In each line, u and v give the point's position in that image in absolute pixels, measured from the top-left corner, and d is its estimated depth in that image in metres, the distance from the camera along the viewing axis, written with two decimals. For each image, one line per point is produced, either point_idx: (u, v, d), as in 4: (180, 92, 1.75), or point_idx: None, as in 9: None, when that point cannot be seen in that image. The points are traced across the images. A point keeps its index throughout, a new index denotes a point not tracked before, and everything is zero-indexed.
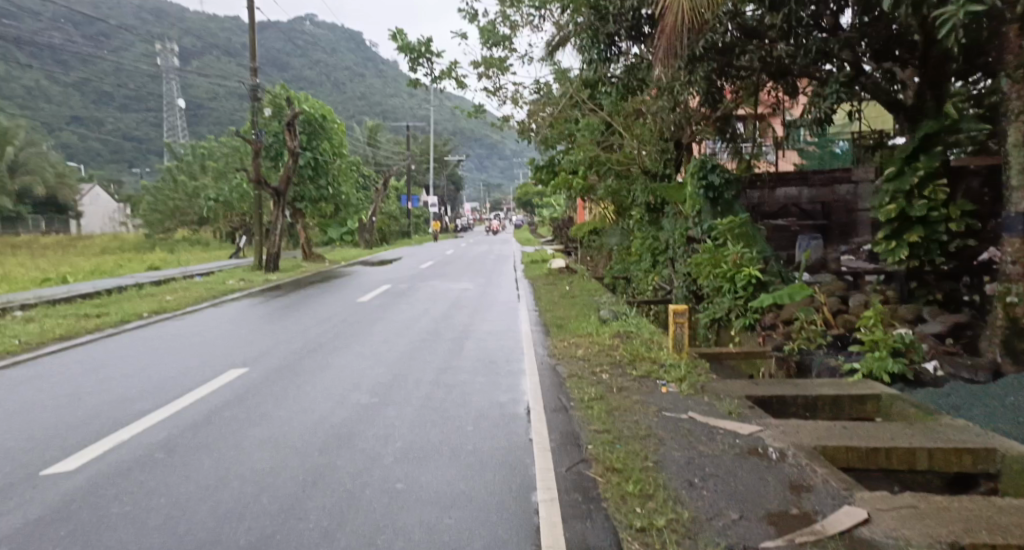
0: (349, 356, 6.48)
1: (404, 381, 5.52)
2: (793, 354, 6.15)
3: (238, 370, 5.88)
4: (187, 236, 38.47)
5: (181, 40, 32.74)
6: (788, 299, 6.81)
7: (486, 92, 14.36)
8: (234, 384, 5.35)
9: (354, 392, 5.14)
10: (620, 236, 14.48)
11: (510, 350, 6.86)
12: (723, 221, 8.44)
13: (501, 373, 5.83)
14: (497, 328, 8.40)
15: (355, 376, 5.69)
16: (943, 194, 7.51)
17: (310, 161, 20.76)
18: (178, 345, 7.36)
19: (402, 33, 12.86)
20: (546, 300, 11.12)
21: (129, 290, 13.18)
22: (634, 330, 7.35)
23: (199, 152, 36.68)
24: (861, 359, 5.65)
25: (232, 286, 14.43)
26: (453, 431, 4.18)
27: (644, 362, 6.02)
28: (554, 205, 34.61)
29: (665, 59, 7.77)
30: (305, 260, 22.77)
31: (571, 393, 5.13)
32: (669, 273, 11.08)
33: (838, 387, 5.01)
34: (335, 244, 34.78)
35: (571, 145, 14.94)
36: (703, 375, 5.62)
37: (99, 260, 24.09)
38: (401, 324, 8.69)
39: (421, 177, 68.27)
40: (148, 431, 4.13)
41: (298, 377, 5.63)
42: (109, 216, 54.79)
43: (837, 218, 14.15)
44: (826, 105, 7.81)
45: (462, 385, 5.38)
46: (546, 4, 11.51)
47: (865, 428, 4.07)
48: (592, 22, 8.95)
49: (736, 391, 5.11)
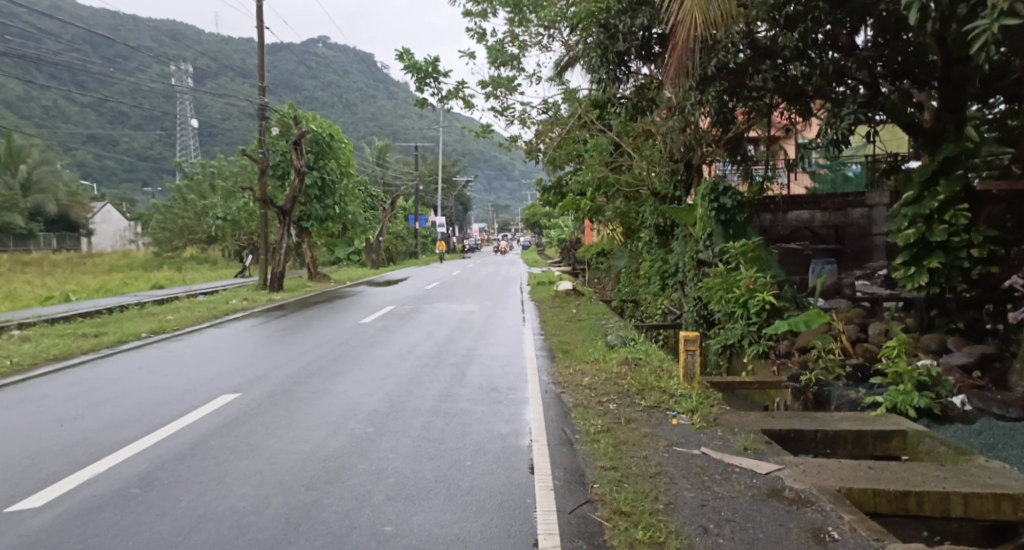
0: (347, 382, 6.25)
1: (402, 409, 5.28)
2: (811, 385, 5.84)
3: (230, 396, 5.65)
4: (196, 255, 38.58)
5: (196, 61, 33.22)
6: (804, 326, 6.49)
7: (493, 112, 14.30)
8: (224, 411, 5.11)
9: (349, 420, 4.91)
10: (628, 259, 14.23)
11: (514, 377, 6.61)
12: (735, 244, 8.17)
13: (504, 401, 5.57)
14: (501, 353, 8.14)
15: (351, 403, 5.45)
16: (965, 219, 7.24)
17: (317, 180, 20.75)
18: (173, 367, 7.16)
19: (409, 53, 12.86)
20: (552, 324, 10.89)
21: (131, 309, 13.05)
22: (643, 356, 7.08)
23: (209, 171, 36.94)
24: (884, 391, 5.34)
25: (234, 305, 14.29)
26: (450, 466, 3.93)
27: (653, 392, 5.72)
28: (561, 227, 34.49)
29: (677, 77, 7.61)
30: (310, 280, 22.66)
31: (576, 425, 4.86)
32: (678, 297, 10.83)
33: (861, 422, 4.71)
34: (342, 264, 34.77)
35: (579, 166, 14.83)
36: (715, 406, 5.34)
37: (107, 278, 24.12)
38: (403, 348, 8.46)
39: (430, 198, 68.68)
40: (127, 463, 3.90)
41: (292, 404, 5.40)
42: (120, 234, 55.22)
43: (852, 242, 13.88)
44: (843, 124, 7.63)
45: (462, 415, 5.13)
46: (554, 25, 11.45)
47: (893, 469, 3.78)
48: (601, 41, 8.85)
49: (751, 424, 4.83)
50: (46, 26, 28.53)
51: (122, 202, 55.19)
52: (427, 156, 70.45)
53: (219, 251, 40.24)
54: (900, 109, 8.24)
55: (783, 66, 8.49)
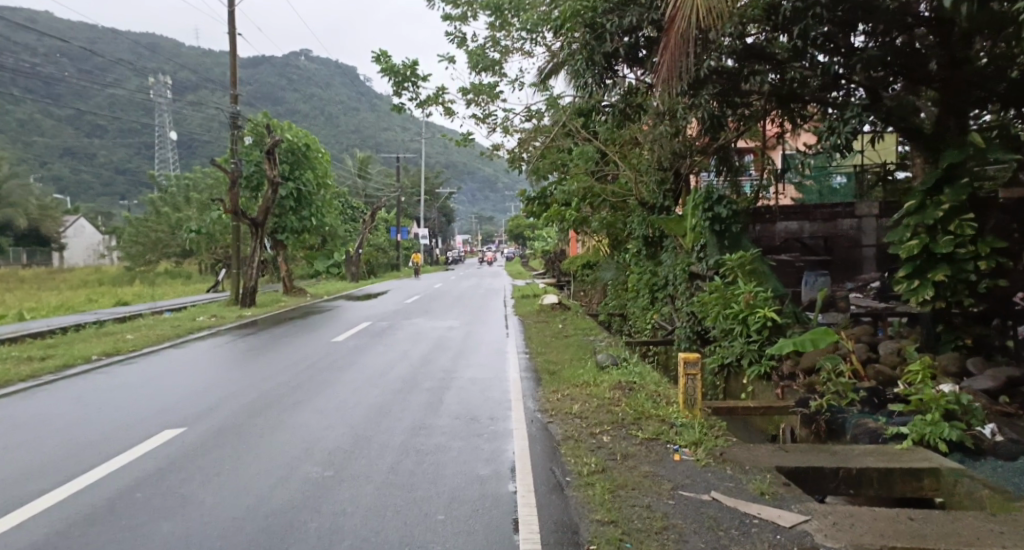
0: (309, 413, 5.59)
1: (367, 446, 4.64)
2: (822, 412, 5.29)
3: (173, 433, 4.97)
4: (170, 269, 37.42)
5: (177, 74, 32.50)
6: (812, 346, 5.98)
7: (474, 120, 13.77)
8: (160, 454, 4.42)
9: (304, 461, 4.27)
10: (615, 271, 13.60)
11: (495, 404, 5.99)
12: (732, 257, 7.73)
13: (484, 435, 4.94)
14: (482, 374, 7.54)
15: (311, 439, 4.80)
16: (971, 229, 6.78)
17: (292, 191, 20.02)
18: (117, 396, 6.44)
19: (386, 55, 12.30)
20: (536, 341, 10.32)
21: (88, 328, 12.22)
22: (637, 380, 6.48)
23: (184, 183, 35.94)
24: (906, 420, 4.80)
25: (201, 323, 13.52)
26: (418, 522, 3.31)
27: (651, 421, 5.15)
28: (546, 238, 34.28)
29: (667, 79, 7.11)
30: (286, 294, 21.86)
31: (567, 464, 4.24)
32: (669, 311, 10.35)
33: (886, 457, 4.17)
34: (322, 277, 33.93)
35: (564, 175, 14.35)
36: (721, 439, 4.77)
37: (72, 294, 23.09)
38: (377, 370, 7.82)
39: (411, 209, 68.03)
40: (26, 527, 3.22)
41: (241, 441, 4.73)
42: (93, 249, 53.60)
43: (840, 252, 13.69)
44: (847, 128, 7.12)
45: (436, 452, 4.49)
46: (538, 28, 10.98)
47: (938, 521, 3.23)
48: (587, 42, 8.39)
49: (763, 460, 4.28)
50: (21, 38, 27.63)
51: (98, 216, 53.61)
52: (409, 167, 69.94)
53: (195, 264, 39.15)
54: (900, 112, 7.78)
55: (779, 68, 8.05)
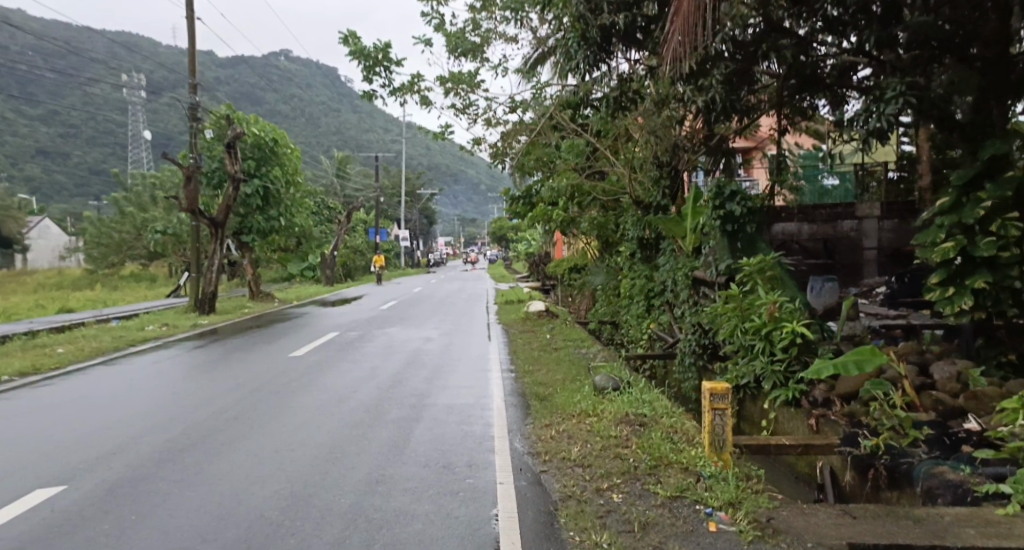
0: (239, 460, 4.48)
1: (302, 512, 3.53)
2: (878, 456, 4.27)
3: (57, 489, 3.86)
4: (135, 271, 35.63)
5: (152, 74, 31.13)
6: (856, 370, 4.93)
7: (454, 111, 12.63)
8: (15, 528, 3.26)
9: (213, 539, 3.14)
10: (605, 275, 12.72)
11: (473, 446, 4.85)
12: (750, 261, 6.76)
13: (459, 493, 3.83)
14: (460, 401, 6.44)
15: (232, 500, 3.68)
16: (1017, 230, 5.63)
17: (258, 189, 18.62)
18: (14, 430, 5.31)
19: (355, 37, 11.13)
20: (523, 355, 9.25)
21: (13, 341, 10.85)
22: (646, 412, 5.40)
23: (150, 182, 34.43)
24: (994, 469, 3.78)
25: (148, 333, 12.17)
26: None
27: (672, 471, 4.09)
28: (529, 241, 33.29)
29: (678, 55, 6.00)
30: (252, 300, 20.48)
31: (569, 545, 3.13)
32: (667, 321, 9.38)
33: (991, 530, 3.12)
34: (296, 280, 32.61)
35: (550, 172, 13.36)
36: (762, 496, 3.72)
37: (24, 299, 21.53)
38: (336, 395, 6.69)
39: (391, 210, 66.72)
40: None
41: (140, 503, 3.63)
42: (59, 251, 51.89)
43: (842, 256, 12.92)
44: (889, 110, 5.86)
45: (394, 524, 3.37)
46: (523, 7, 9.93)
47: None
48: (580, 15, 7.26)
49: (827, 531, 3.22)
50: None
51: (67, 218, 51.82)
52: (390, 168, 68.66)
53: (162, 266, 37.41)
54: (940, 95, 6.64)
55: (799, 44, 7.03)
